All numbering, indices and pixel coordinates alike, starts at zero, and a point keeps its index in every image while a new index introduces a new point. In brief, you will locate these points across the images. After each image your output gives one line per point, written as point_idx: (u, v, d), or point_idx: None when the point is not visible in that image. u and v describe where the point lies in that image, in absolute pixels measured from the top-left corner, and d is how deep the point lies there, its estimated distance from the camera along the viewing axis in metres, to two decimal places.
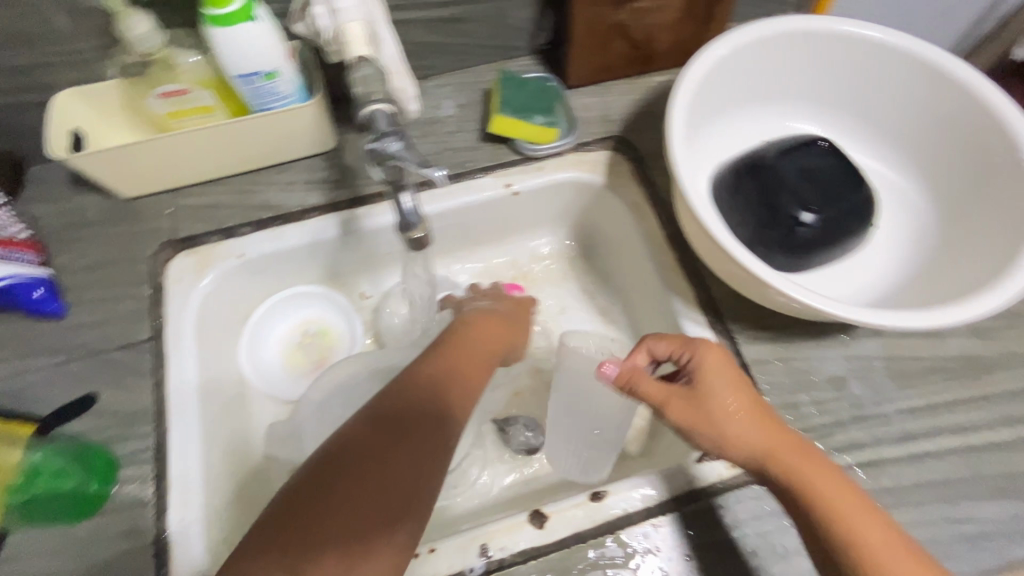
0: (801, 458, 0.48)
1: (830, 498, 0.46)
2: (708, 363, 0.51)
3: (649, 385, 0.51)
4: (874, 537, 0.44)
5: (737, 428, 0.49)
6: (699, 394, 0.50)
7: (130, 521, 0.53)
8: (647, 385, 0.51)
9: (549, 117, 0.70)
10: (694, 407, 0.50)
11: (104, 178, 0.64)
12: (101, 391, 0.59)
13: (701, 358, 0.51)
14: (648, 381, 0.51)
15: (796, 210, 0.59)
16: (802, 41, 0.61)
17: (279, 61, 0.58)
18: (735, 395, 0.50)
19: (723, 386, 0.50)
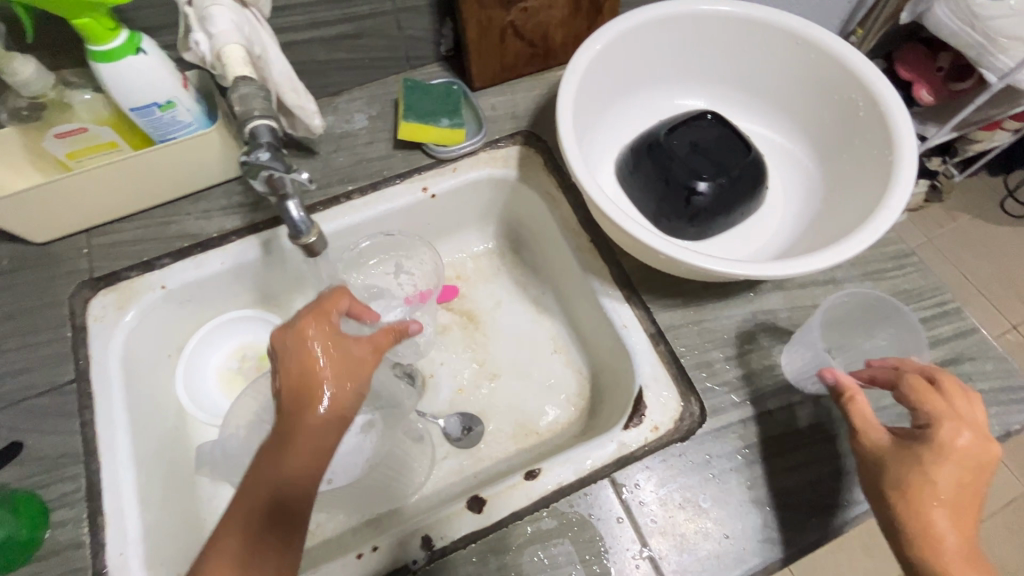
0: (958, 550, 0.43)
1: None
2: (954, 427, 0.46)
3: (866, 417, 0.49)
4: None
5: (914, 501, 0.44)
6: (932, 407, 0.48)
7: (66, 562, 0.53)
8: (861, 413, 0.50)
9: (455, 119, 0.72)
10: (894, 443, 0.47)
11: (8, 225, 0.63)
12: (27, 439, 0.58)
13: (957, 432, 0.45)
14: (868, 418, 0.49)
15: (690, 181, 0.62)
16: (676, 23, 0.65)
17: (175, 91, 0.59)
18: (962, 416, 0.46)
19: (956, 404, 0.47)
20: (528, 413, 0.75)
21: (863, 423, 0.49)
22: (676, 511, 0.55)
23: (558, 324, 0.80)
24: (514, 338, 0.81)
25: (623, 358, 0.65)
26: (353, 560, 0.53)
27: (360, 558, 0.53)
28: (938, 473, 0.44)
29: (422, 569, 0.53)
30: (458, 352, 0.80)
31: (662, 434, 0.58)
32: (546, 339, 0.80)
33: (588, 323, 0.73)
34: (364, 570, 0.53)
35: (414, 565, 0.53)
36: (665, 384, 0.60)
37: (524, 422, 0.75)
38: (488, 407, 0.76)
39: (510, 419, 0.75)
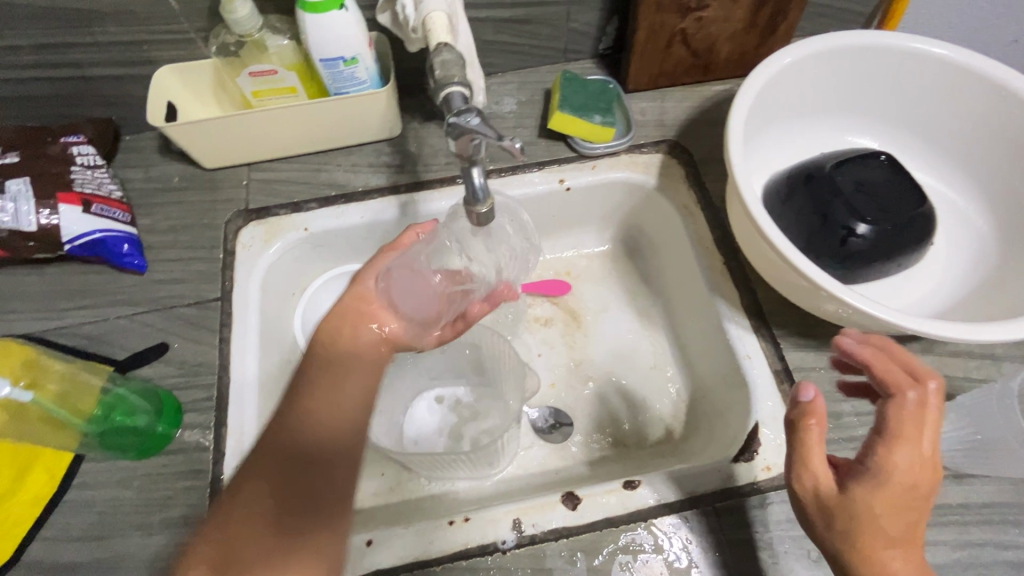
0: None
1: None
2: (903, 467, 0.41)
3: (819, 461, 0.42)
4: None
5: (865, 547, 0.41)
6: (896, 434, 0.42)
7: (189, 462, 0.57)
8: (816, 454, 0.43)
9: (607, 117, 0.72)
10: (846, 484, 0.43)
11: (191, 147, 0.69)
12: (172, 343, 0.63)
13: (908, 473, 0.41)
14: (820, 455, 0.43)
15: (851, 221, 0.58)
16: (864, 55, 0.62)
17: (361, 48, 0.62)
18: (919, 442, 0.42)
19: (915, 427, 0.42)
20: (618, 423, 0.74)
21: (813, 458, 0.43)
22: (778, 557, 0.53)
23: (663, 340, 0.78)
24: (615, 344, 0.79)
25: (738, 389, 0.62)
26: (445, 526, 0.54)
27: (452, 525, 0.54)
28: (888, 515, 0.41)
29: (511, 550, 0.53)
30: (557, 346, 0.80)
31: (774, 475, 0.56)
32: (647, 354, 0.78)
33: (699, 346, 0.71)
34: (454, 538, 0.54)
35: (502, 545, 0.53)
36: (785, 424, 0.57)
37: (613, 430, 0.74)
38: (578, 408, 0.75)
39: (599, 425, 0.74)
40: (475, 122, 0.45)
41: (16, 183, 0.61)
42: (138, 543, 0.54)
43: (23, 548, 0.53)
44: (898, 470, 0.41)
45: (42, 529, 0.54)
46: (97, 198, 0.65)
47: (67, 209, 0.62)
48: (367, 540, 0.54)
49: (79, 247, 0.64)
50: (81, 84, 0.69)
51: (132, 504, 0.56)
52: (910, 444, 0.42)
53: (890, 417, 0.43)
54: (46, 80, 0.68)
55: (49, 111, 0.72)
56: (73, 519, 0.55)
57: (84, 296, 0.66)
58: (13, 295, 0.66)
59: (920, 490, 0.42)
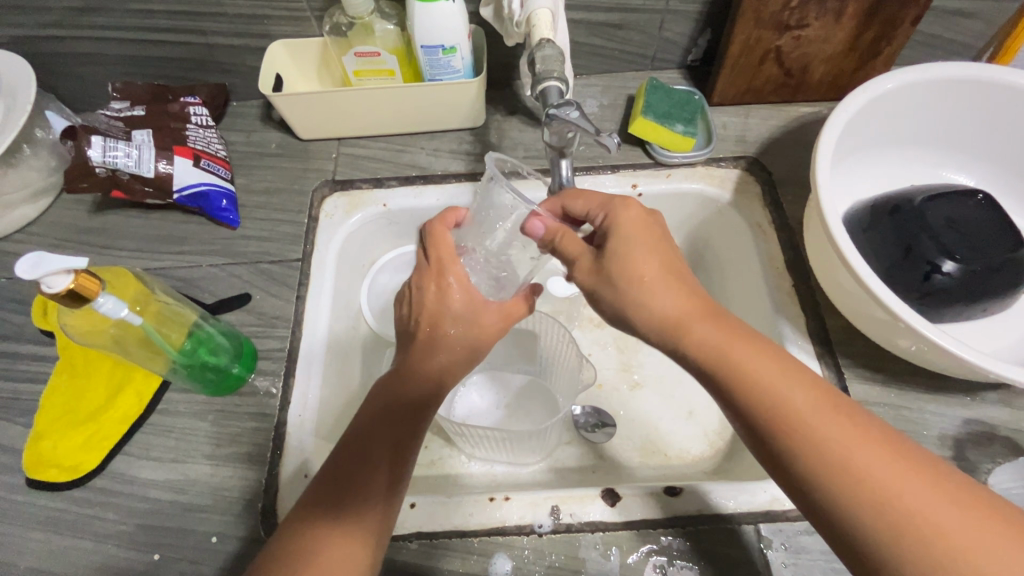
0: (751, 359, 0.44)
1: (770, 402, 0.43)
2: (627, 215, 0.50)
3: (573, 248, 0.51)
4: (827, 426, 0.41)
5: (645, 303, 0.47)
6: (602, 206, 0.51)
7: (259, 405, 0.62)
8: (573, 246, 0.51)
9: (689, 127, 0.72)
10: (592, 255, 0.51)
11: (292, 118, 0.74)
12: (254, 294, 0.68)
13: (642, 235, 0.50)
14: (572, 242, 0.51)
15: (938, 257, 0.56)
16: (972, 87, 0.59)
17: (460, 39, 0.65)
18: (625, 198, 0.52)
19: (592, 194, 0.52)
20: (663, 433, 0.74)
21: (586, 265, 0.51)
22: None
23: None
24: (666, 352, 0.80)
25: None
26: (486, 502, 0.56)
27: (492, 501, 0.56)
28: (646, 268, 0.48)
29: (546, 535, 0.54)
30: (607, 349, 0.81)
31: None
32: None
33: None
34: (494, 514, 0.55)
35: (538, 528, 0.55)
36: None
37: (656, 440, 0.73)
38: (623, 411, 0.76)
39: (641, 432, 0.74)
40: (574, 116, 0.46)
41: (140, 133, 0.68)
42: (205, 471, 0.59)
43: (109, 460, 0.59)
44: (625, 240, 0.49)
45: (126, 445, 0.60)
46: (205, 155, 0.71)
47: (180, 162, 0.68)
48: (410, 503, 0.56)
49: (185, 198, 0.70)
50: (204, 50, 0.76)
51: (205, 435, 0.61)
52: (615, 203, 0.51)
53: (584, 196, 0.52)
54: (174, 44, 0.75)
55: (172, 72, 0.79)
56: (153, 441, 0.60)
57: (182, 243, 0.72)
58: (123, 234, 0.73)
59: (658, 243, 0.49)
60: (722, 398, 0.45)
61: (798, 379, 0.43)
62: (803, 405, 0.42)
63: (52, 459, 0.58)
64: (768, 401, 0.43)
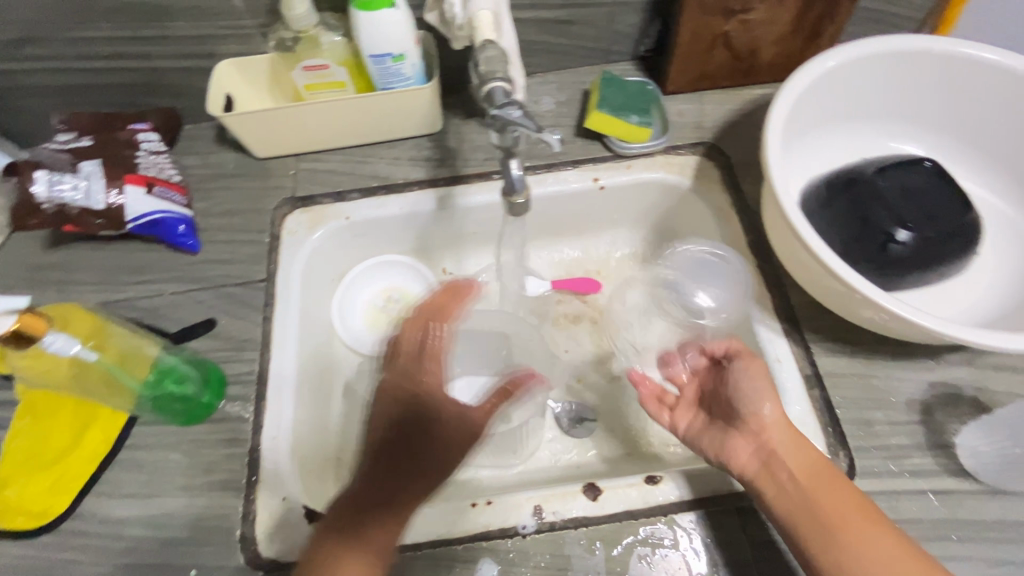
0: (851, 509, 0.50)
1: (864, 549, 0.48)
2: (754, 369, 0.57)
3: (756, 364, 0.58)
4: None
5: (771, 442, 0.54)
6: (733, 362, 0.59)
7: (231, 431, 0.61)
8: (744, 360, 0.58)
9: (645, 117, 0.73)
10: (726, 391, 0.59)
11: (246, 137, 0.73)
12: (220, 319, 0.67)
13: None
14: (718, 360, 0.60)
15: (892, 227, 0.57)
16: (912, 59, 0.60)
17: (408, 46, 0.65)
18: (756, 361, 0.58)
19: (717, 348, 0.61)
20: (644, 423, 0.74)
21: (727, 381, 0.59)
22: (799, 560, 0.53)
23: None
24: None
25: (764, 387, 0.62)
26: (467, 508, 0.56)
27: (474, 507, 0.56)
28: (769, 414, 0.55)
29: (530, 535, 0.54)
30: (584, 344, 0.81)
31: None
32: None
33: None
34: (477, 520, 0.55)
35: (522, 530, 0.54)
36: (813, 430, 0.57)
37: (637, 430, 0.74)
38: (602, 404, 0.76)
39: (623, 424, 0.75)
40: (516, 115, 0.46)
41: (89, 164, 0.66)
42: (180, 503, 0.58)
43: (79, 501, 0.57)
44: (755, 385, 0.56)
45: (96, 484, 0.59)
46: (158, 181, 0.70)
47: (132, 190, 0.67)
48: None
49: (140, 226, 0.69)
50: (149, 75, 0.74)
51: (178, 467, 0.59)
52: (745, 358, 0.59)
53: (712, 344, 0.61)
54: (118, 71, 0.73)
55: (119, 99, 0.77)
56: (124, 477, 0.59)
57: (142, 272, 0.71)
58: (80, 268, 0.71)
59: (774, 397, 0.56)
60: (815, 535, 0.50)
61: (892, 534, 0.49)
62: (893, 556, 0.48)
63: (18, 506, 0.57)
64: (863, 549, 0.49)
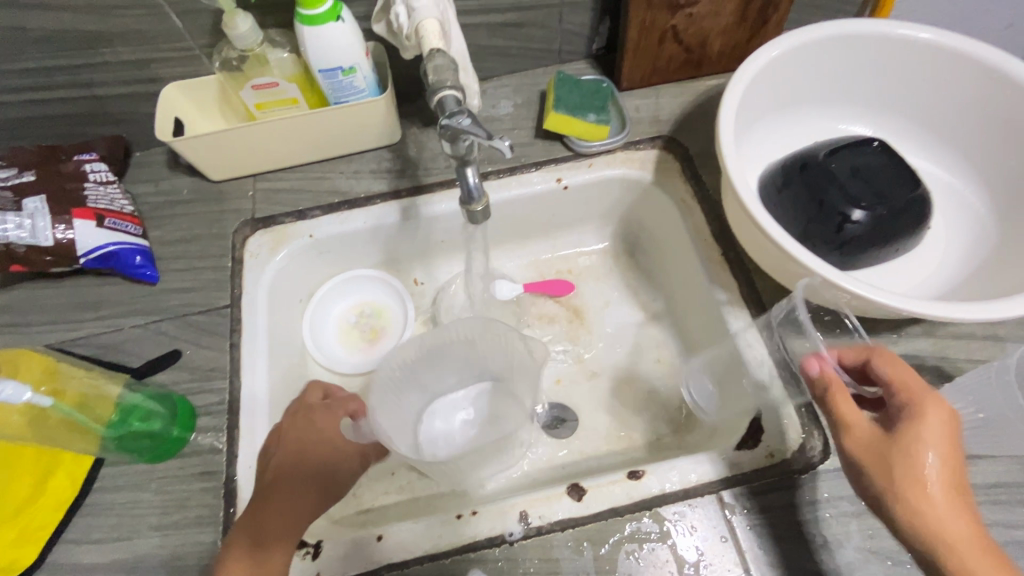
0: None
1: None
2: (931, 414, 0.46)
3: (887, 378, 0.49)
4: None
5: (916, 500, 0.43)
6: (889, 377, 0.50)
7: (204, 464, 0.59)
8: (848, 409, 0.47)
9: (601, 115, 0.73)
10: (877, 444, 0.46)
11: (199, 160, 0.71)
12: (185, 350, 0.65)
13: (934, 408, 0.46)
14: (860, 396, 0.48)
15: (847, 207, 0.59)
16: (853, 42, 0.62)
17: (358, 58, 0.64)
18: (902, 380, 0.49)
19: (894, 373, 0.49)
20: (625, 419, 0.75)
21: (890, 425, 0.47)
22: (786, 544, 0.53)
23: (665, 334, 0.79)
24: (617, 339, 0.80)
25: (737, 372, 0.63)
26: (453, 519, 0.55)
27: (460, 518, 0.55)
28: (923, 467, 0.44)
29: (518, 542, 0.54)
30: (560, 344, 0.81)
31: (778, 462, 0.56)
32: (651, 348, 0.79)
33: (703, 338, 0.71)
34: (463, 531, 0.55)
35: (509, 537, 0.54)
36: (787, 412, 0.58)
37: (619, 426, 0.74)
38: (582, 402, 0.76)
39: (604, 421, 0.75)
40: (466, 123, 0.46)
41: (32, 200, 0.63)
42: (156, 543, 0.56)
43: (46, 551, 0.55)
44: (908, 427, 0.46)
45: (64, 532, 0.56)
46: (109, 212, 0.68)
47: (81, 224, 0.64)
48: (377, 535, 0.55)
49: (93, 260, 0.66)
50: (93, 103, 0.72)
51: (150, 506, 0.57)
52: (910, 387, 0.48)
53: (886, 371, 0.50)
54: (59, 101, 0.71)
55: (62, 130, 0.74)
56: (94, 522, 0.57)
57: (100, 307, 0.68)
58: (32, 308, 0.69)
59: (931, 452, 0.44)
60: None
61: None
62: None
63: None
64: None
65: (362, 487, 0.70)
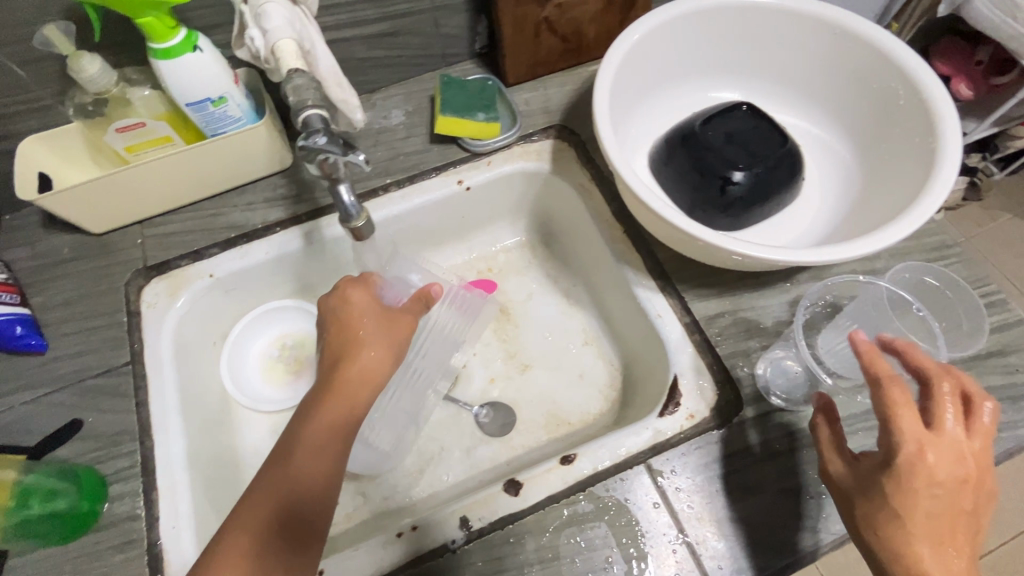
0: None
1: None
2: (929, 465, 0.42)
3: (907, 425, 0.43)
4: None
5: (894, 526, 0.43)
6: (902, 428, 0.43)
7: (122, 534, 0.56)
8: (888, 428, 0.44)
9: (490, 113, 0.73)
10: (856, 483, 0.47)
11: (72, 216, 0.66)
12: (86, 417, 0.61)
13: (921, 455, 0.42)
14: (899, 430, 0.43)
15: (726, 171, 0.62)
16: (708, 15, 0.65)
17: (227, 86, 0.61)
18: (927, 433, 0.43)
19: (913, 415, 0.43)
20: (561, 404, 0.76)
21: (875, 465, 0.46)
22: (712, 498, 0.55)
23: (589, 317, 0.81)
24: (545, 328, 0.82)
25: (655, 344, 0.65)
26: (394, 538, 0.54)
27: (401, 536, 0.54)
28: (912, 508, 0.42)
29: (461, 548, 0.54)
30: (490, 342, 0.81)
31: (697, 422, 0.59)
32: (577, 332, 0.81)
33: (620, 314, 0.74)
34: (405, 548, 0.54)
35: (452, 544, 0.54)
36: (700, 373, 0.61)
37: (557, 413, 0.75)
38: (519, 397, 0.77)
39: (543, 411, 0.76)
40: (323, 142, 0.46)
41: None
42: None
43: None
44: (907, 474, 0.43)
45: None
46: None
47: None
48: (318, 570, 0.53)
49: None
50: None
51: None
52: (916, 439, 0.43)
53: (898, 415, 0.43)
54: None
55: None
56: None
57: None
58: None
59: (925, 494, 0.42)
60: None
61: None
62: None
63: None
64: None
65: None
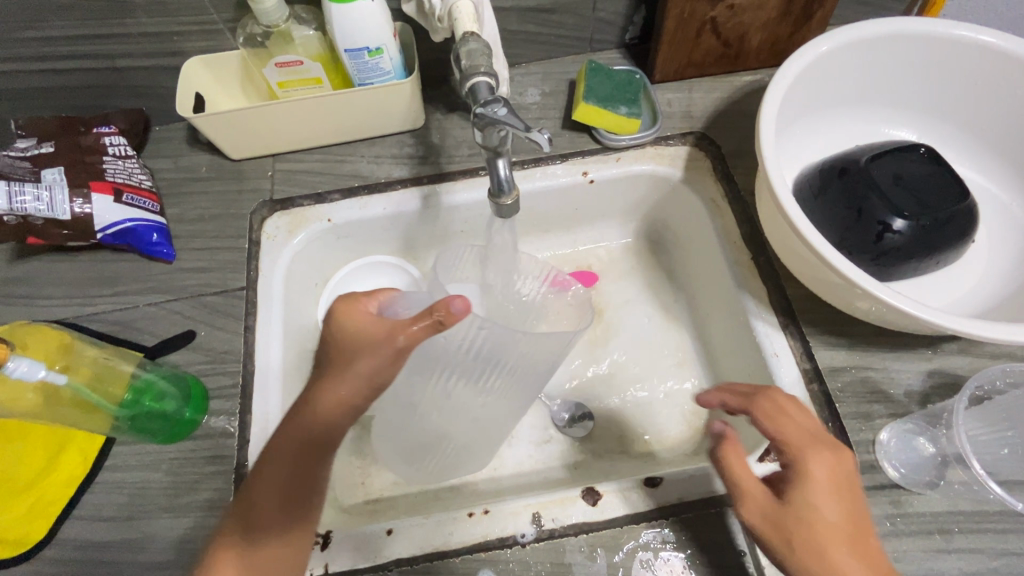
0: None
1: None
2: (821, 462, 0.42)
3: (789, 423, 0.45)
4: None
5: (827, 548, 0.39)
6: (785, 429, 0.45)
7: (215, 447, 0.59)
8: (782, 428, 0.45)
9: (632, 109, 0.70)
10: (781, 515, 0.41)
11: (218, 138, 0.70)
12: (199, 330, 0.64)
13: (817, 456, 0.43)
14: (791, 429, 0.45)
15: (888, 216, 0.56)
16: (903, 41, 0.59)
17: (386, 39, 0.62)
18: (810, 432, 0.45)
19: (800, 420, 0.46)
20: (640, 421, 0.73)
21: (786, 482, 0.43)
22: None
23: (685, 338, 0.78)
24: (636, 340, 0.78)
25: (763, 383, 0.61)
26: (464, 518, 0.54)
27: (471, 517, 0.54)
28: (832, 514, 0.41)
29: (529, 544, 0.53)
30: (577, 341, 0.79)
31: None
32: (670, 349, 0.77)
33: (724, 343, 0.70)
34: (474, 531, 0.53)
35: (521, 539, 0.53)
36: None
37: (636, 428, 0.73)
38: (599, 402, 0.75)
39: (620, 423, 0.73)
40: (502, 114, 0.46)
41: (51, 172, 0.63)
42: (166, 524, 0.56)
43: (56, 528, 0.55)
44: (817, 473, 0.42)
45: (74, 509, 0.56)
46: (127, 188, 0.66)
47: (99, 199, 0.63)
48: (387, 529, 0.54)
49: (109, 236, 0.65)
50: (112, 74, 0.71)
51: (160, 486, 0.57)
52: (802, 436, 0.44)
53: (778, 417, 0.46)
54: (81, 72, 0.70)
55: (83, 101, 0.73)
56: (104, 500, 0.57)
57: (115, 283, 0.67)
58: (46, 281, 0.67)
59: (834, 495, 0.42)
60: None
61: None
62: None
63: None
64: None
65: (370, 477, 0.69)
